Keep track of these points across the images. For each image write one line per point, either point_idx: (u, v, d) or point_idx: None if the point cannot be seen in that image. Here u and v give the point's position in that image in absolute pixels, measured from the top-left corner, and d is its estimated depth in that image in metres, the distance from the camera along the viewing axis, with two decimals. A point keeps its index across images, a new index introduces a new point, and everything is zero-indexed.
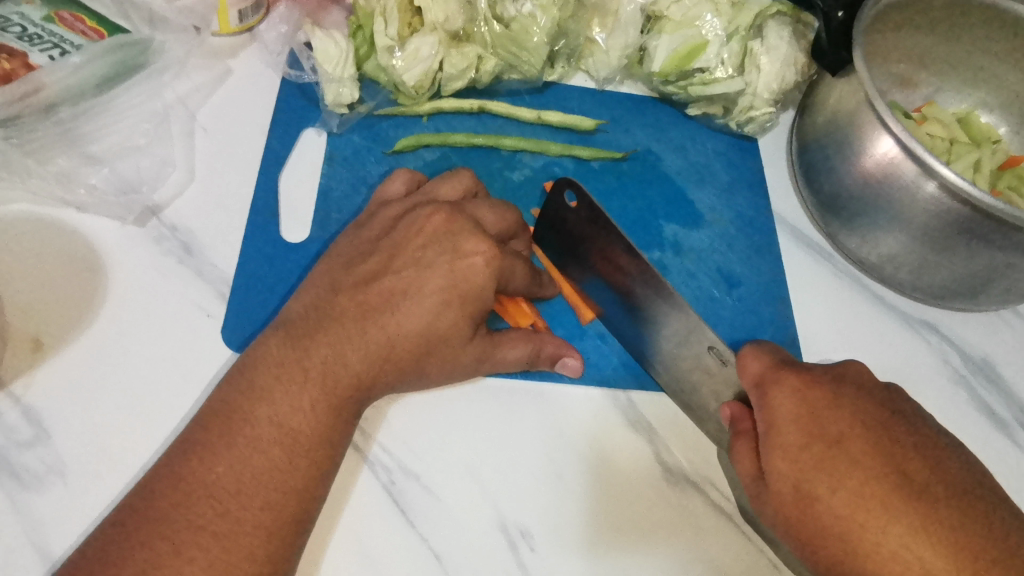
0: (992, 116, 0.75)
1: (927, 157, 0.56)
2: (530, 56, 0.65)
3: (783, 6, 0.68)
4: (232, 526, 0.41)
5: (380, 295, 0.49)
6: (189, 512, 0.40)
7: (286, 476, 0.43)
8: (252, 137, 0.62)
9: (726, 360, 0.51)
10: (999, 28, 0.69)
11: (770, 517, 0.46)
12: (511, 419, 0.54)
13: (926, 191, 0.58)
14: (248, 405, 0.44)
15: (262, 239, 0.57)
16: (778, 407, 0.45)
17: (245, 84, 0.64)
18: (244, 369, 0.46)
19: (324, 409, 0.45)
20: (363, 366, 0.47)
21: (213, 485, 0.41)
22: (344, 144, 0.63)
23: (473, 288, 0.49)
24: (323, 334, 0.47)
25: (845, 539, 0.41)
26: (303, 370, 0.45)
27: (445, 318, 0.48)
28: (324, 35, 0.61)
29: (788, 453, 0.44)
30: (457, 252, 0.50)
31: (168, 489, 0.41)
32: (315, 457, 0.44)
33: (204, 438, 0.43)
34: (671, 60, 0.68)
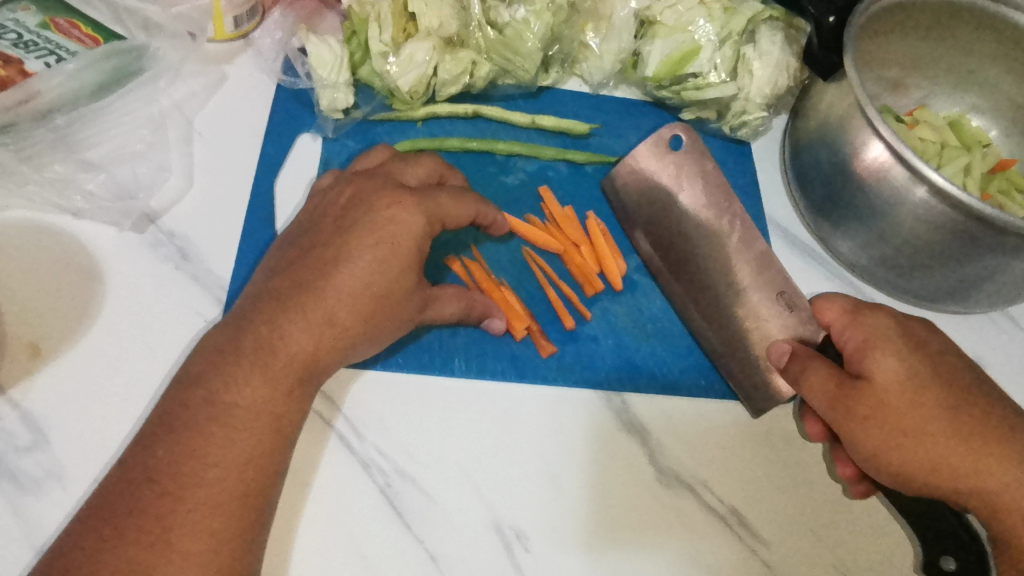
0: (984, 119, 0.76)
1: (914, 159, 0.57)
2: (524, 61, 0.65)
3: (776, 11, 0.68)
4: (175, 504, 0.41)
5: (313, 269, 0.49)
6: (165, 499, 0.41)
7: (229, 451, 0.43)
8: (248, 141, 0.62)
9: (790, 305, 0.59)
10: (990, 33, 0.70)
11: (857, 423, 0.49)
12: (487, 413, 0.55)
13: (915, 196, 0.58)
14: (203, 391, 0.44)
15: (258, 243, 0.57)
16: (884, 326, 0.52)
17: (241, 89, 0.64)
18: (197, 358, 0.47)
19: (260, 382, 0.45)
20: (305, 340, 0.47)
21: (155, 468, 0.42)
22: (339, 149, 0.63)
23: (402, 239, 0.50)
24: (262, 316, 0.47)
25: (958, 440, 0.47)
26: (240, 352, 0.46)
27: (382, 274, 0.49)
28: (318, 40, 0.61)
29: (903, 371, 0.49)
30: (376, 217, 0.50)
31: (142, 479, 0.41)
32: (258, 433, 0.44)
33: (166, 428, 0.43)
34: (665, 65, 0.68)
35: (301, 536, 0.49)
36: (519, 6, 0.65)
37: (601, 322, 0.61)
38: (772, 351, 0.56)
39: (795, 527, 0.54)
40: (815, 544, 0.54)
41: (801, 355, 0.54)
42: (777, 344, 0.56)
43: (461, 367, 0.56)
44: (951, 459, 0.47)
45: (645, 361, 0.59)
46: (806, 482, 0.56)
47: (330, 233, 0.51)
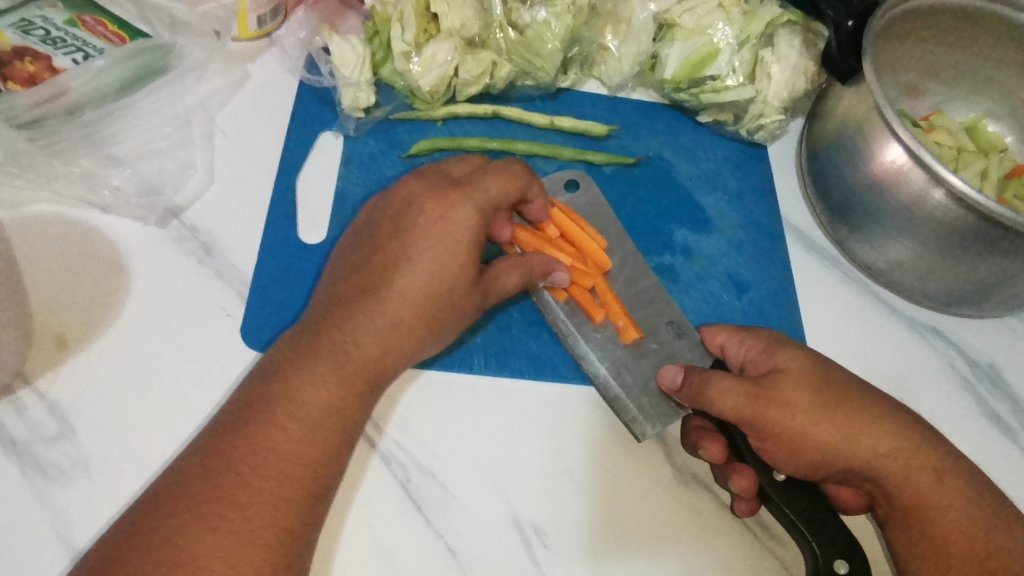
0: (999, 125, 0.76)
1: (935, 163, 0.57)
2: (543, 62, 0.66)
3: (794, 15, 0.68)
4: (249, 500, 0.41)
5: (380, 271, 0.49)
6: (241, 490, 0.41)
7: (301, 449, 0.43)
8: (270, 139, 0.63)
9: (679, 334, 0.60)
10: (1007, 39, 0.70)
11: (783, 408, 0.49)
12: (506, 412, 0.55)
13: (933, 199, 0.59)
14: (280, 391, 0.45)
15: (280, 239, 0.58)
16: (772, 334, 0.55)
17: (263, 88, 0.65)
18: (274, 358, 0.47)
19: (335, 382, 0.46)
20: (375, 343, 0.47)
21: (227, 459, 0.42)
22: (360, 148, 0.64)
23: (457, 238, 0.49)
24: (334, 319, 0.48)
25: (851, 422, 0.49)
26: (318, 356, 0.46)
27: (443, 277, 0.49)
28: (342, 40, 0.63)
29: (802, 359, 0.52)
30: (436, 221, 0.50)
31: (212, 467, 0.42)
32: (326, 434, 0.45)
33: (239, 421, 0.44)
34: (683, 67, 0.69)
35: (322, 530, 0.49)
36: (540, 8, 0.65)
37: None
38: (664, 377, 0.55)
39: None
40: None
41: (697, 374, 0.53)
42: (665, 371, 0.55)
43: (479, 364, 0.57)
44: (862, 433, 0.49)
45: None
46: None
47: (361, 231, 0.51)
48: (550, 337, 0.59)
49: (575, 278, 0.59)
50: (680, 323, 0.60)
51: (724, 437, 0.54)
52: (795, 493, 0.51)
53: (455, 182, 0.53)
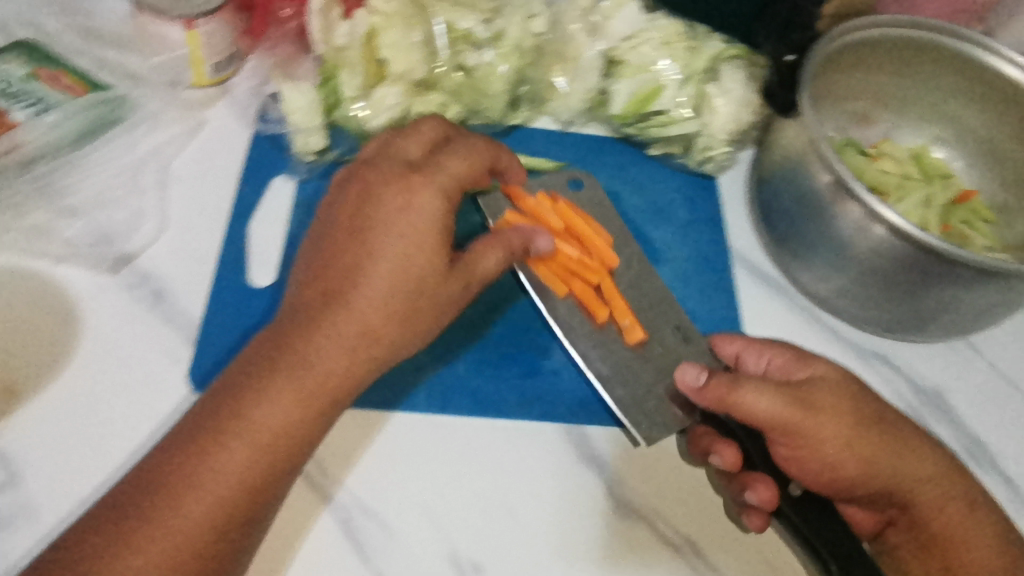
0: (947, 151, 0.78)
1: (871, 200, 0.58)
2: (489, 102, 0.68)
3: (737, 50, 0.70)
4: (176, 508, 0.43)
5: (337, 286, 0.50)
6: (183, 504, 0.43)
7: (250, 466, 0.45)
8: (223, 185, 0.64)
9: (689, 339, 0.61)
10: (951, 66, 0.72)
11: (815, 426, 0.51)
12: (455, 448, 0.57)
13: (874, 234, 0.60)
14: (239, 404, 0.46)
15: (229, 283, 0.60)
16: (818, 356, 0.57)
17: (218, 134, 0.67)
18: (237, 367, 0.48)
19: (292, 403, 0.46)
20: (331, 364, 0.48)
21: (175, 470, 0.44)
22: (311, 191, 0.66)
23: (417, 256, 0.50)
24: (297, 332, 0.49)
25: (898, 443, 0.52)
26: (280, 356, 0.48)
27: (397, 297, 0.50)
28: (291, 87, 0.65)
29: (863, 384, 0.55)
30: (395, 238, 0.51)
31: (161, 482, 0.44)
32: (276, 448, 0.46)
33: (197, 433, 0.45)
34: (631, 102, 0.70)
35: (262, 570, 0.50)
36: (486, 50, 0.67)
37: (562, 356, 0.62)
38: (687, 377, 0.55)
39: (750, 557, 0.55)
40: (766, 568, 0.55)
41: (720, 378, 0.53)
42: (688, 368, 0.55)
43: (423, 403, 0.58)
44: (908, 456, 0.52)
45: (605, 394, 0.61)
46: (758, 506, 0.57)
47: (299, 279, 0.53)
48: (493, 373, 0.60)
49: (580, 273, 0.62)
50: (687, 329, 0.62)
51: (731, 439, 0.56)
52: (811, 509, 0.52)
53: (414, 169, 0.54)
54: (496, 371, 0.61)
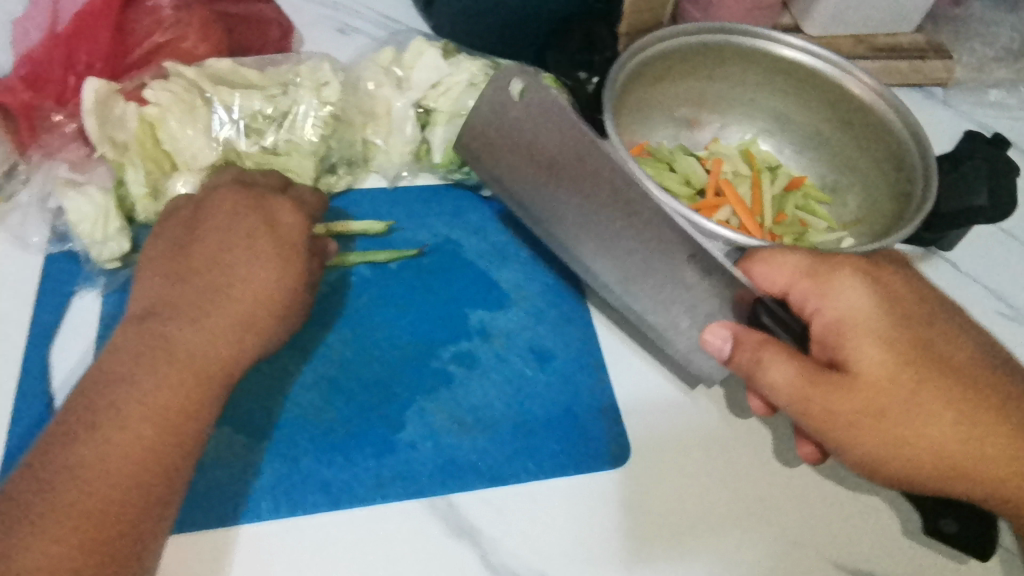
0: (773, 141, 0.79)
1: (700, 220, 0.57)
2: (299, 175, 0.65)
3: (545, 79, 0.70)
4: (126, 409, 0.46)
5: (154, 331, 0.50)
6: (50, 503, 0.43)
7: (107, 487, 0.44)
8: (17, 311, 0.59)
9: (707, 271, 0.52)
10: (754, 65, 0.74)
11: (910, 376, 0.47)
12: (413, 564, 0.52)
13: (714, 246, 0.59)
14: (78, 430, 0.45)
15: (32, 420, 0.54)
16: (775, 374, 0.48)
17: (6, 257, 0.61)
18: (88, 390, 0.48)
19: (201, 356, 0.50)
20: (167, 397, 0.48)
21: (63, 466, 0.44)
22: (117, 301, 0.60)
23: (251, 320, 0.52)
24: (121, 373, 0.48)
25: (879, 395, 0.47)
26: (96, 402, 0.46)
27: (176, 399, 0.48)
28: (76, 193, 0.60)
29: (914, 293, 0.51)
30: (178, 341, 0.50)
31: (32, 483, 0.44)
32: (140, 463, 0.45)
33: (66, 424, 0.46)
34: (449, 149, 0.70)
35: None
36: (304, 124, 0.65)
37: (418, 427, 0.58)
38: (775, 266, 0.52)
39: None
40: None
41: (751, 335, 0.50)
42: (716, 330, 0.52)
43: (268, 509, 0.53)
44: (910, 420, 0.47)
45: (470, 457, 0.57)
46: (769, 510, 0.58)
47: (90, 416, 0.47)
48: (343, 462, 0.55)
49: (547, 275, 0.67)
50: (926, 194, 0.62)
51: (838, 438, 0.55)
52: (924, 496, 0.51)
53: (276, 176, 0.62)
54: (347, 456, 0.56)
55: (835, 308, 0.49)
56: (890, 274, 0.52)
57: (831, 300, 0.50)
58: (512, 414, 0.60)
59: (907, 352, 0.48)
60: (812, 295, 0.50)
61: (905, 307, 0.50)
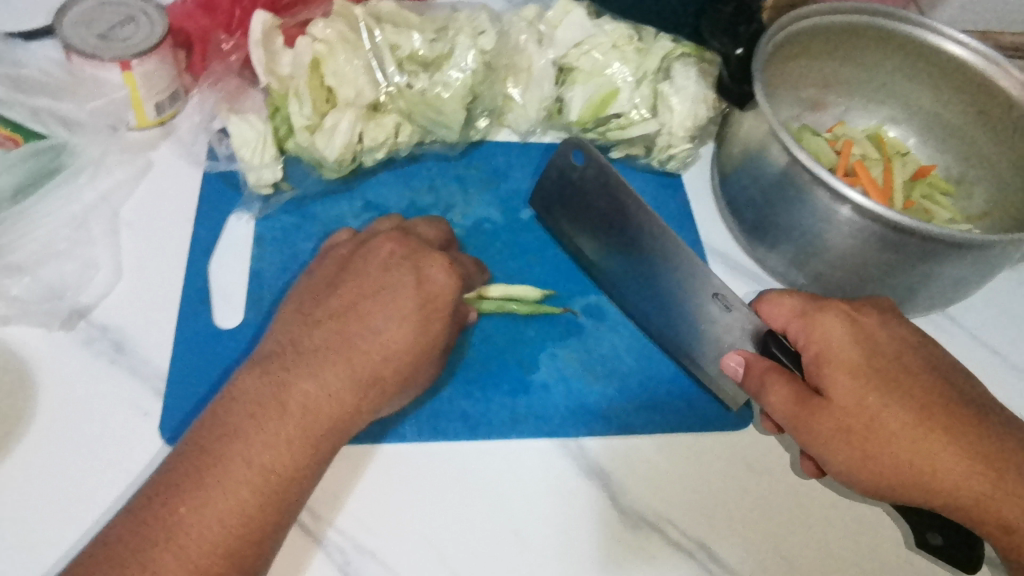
0: (900, 129, 0.79)
1: (835, 181, 0.58)
2: (447, 120, 0.66)
3: (687, 47, 0.71)
4: (189, 527, 0.42)
5: (277, 373, 0.49)
6: (160, 538, 0.42)
7: (218, 530, 0.43)
8: (179, 226, 0.62)
9: (729, 307, 0.55)
10: (894, 48, 0.74)
11: (886, 406, 0.48)
12: (545, 501, 0.54)
13: (841, 215, 0.60)
14: (194, 470, 0.44)
15: (195, 329, 0.57)
16: (772, 391, 0.51)
17: (167, 176, 0.64)
18: (210, 424, 0.47)
19: (251, 491, 0.44)
20: (285, 445, 0.46)
21: (180, 508, 0.43)
22: (272, 226, 0.64)
23: (375, 366, 0.50)
24: (238, 416, 0.47)
25: (855, 406, 0.48)
26: (216, 444, 0.45)
27: (295, 445, 0.46)
28: (239, 120, 0.62)
29: (901, 338, 0.52)
30: (306, 388, 0.48)
31: (147, 520, 0.43)
32: (257, 509, 0.44)
33: (184, 466, 0.45)
34: (587, 109, 0.71)
35: None
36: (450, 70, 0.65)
37: (551, 369, 0.60)
38: (777, 305, 0.54)
39: (764, 555, 0.54)
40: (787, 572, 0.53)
41: (762, 361, 0.52)
42: (732, 356, 0.54)
43: (411, 431, 0.55)
44: (878, 436, 0.48)
45: (601, 404, 0.59)
46: None
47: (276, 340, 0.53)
48: (481, 396, 0.58)
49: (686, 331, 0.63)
50: None
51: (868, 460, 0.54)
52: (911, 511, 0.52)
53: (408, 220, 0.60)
54: (485, 390, 0.58)
55: (819, 337, 0.51)
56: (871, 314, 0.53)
57: (814, 333, 0.51)
58: (638, 368, 0.61)
59: (873, 372, 0.49)
60: (801, 331, 0.52)
61: (875, 348, 0.51)
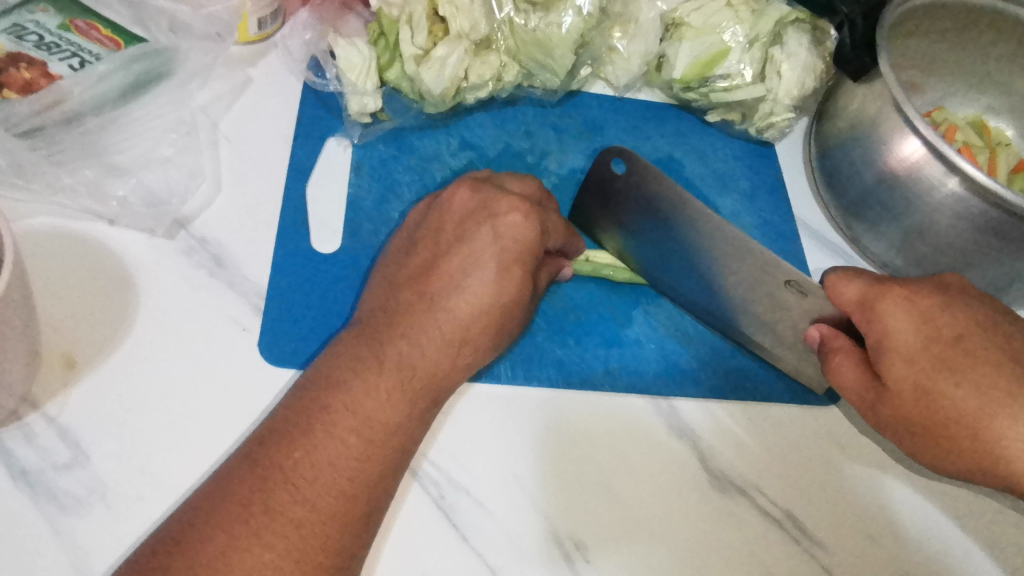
0: (1000, 120, 0.77)
1: (951, 153, 0.56)
2: (554, 64, 0.64)
3: (802, 13, 0.68)
4: (298, 492, 0.40)
5: (372, 337, 0.47)
6: (267, 496, 0.40)
7: (328, 494, 0.41)
8: (277, 144, 0.60)
9: (804, 291, 0.55)
10: (1007, 35, 0.71)
11: (950, 399, 0.47)
12: (638, 456, 0.53)
13: (947, 189, 0.59)
14: (299, 434, 0.42)
15: (295, 251, 0.56)
16: (841, 374, 0.51)
17: (267, 93, 0.63)
18: (308, 388, 0.45)
19: (358, 442, 0.43)
20: (384, 407, 0.44)
21: (288, 470, 0.41)
22: (370, 153, 0.62)
23: (466, 326, 0.47)
24: (333, 380, 0.45)
25: (920, 389, 0.48)
26: (319, 410, 0.43)
27: (393, 406, 0.44)
28: (347, 44, 0.60)
29: (973, 318, 0.50)
30: (398, 352, 0.46)
31: (249, 478, 0.41)
32: (367, 473, 0.43)
33: (284, 429, 0.43)
34: (693, 67, 0.69)
35: (382, 544, 0.47)
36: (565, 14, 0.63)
37: (643, 326, 0.59)
38: (841, 290, 0.51)
39: (851, 531, 0.53)
40: (874, 550, 0.53)
41: (839, 337, 0.52)
42: (811, 330, 0.54)
43: (506, 373, 0.55)
44: (938, 419, 0.47)
45: (693, 366, 0.58)
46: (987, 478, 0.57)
47: (383, 275, 0.51)
48: (576, 344, 0.57)
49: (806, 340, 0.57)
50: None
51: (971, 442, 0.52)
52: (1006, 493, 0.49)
53: (488, 178, 0.56)
54: (579, 340, 0.58)
55: (879, 325, 0.49)
56: (930, 294, 0.50)
57: (875, 319, 0.50)
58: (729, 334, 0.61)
59: (937, 353, 0.48)
60: (863, 318, 0.51)
61: (941, 334, 0.49)
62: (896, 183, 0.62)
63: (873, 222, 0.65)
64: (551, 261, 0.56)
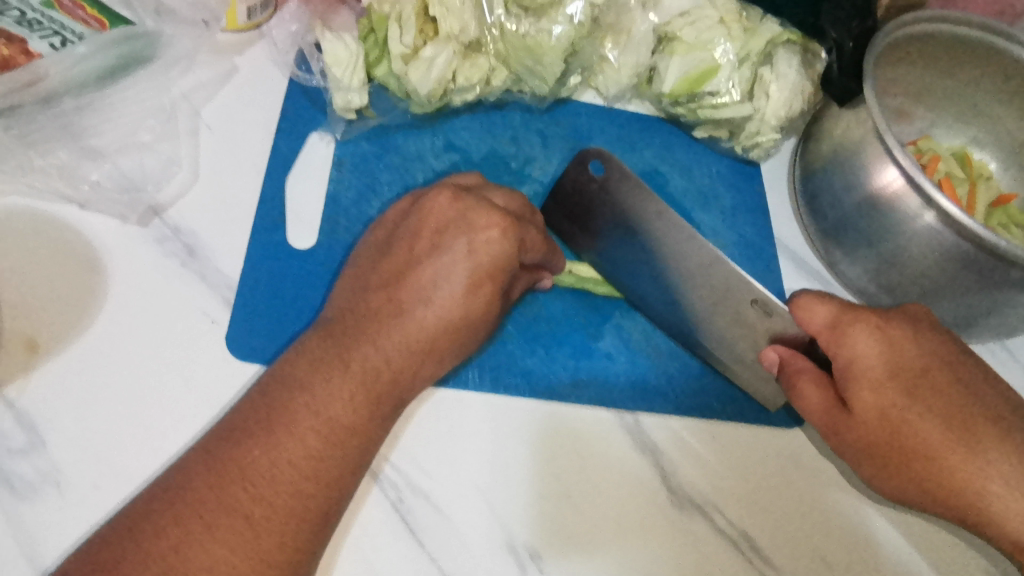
0: (984, 152, 0.77)
1: (928, 186, 0.57)
2: (543, 71, 0.64)
3: (794, 34, 0.68)
4: (253, 489, 0.40)
5: (339, 339, 0.47)
6: (224, 492, 0.40)
7: (285, 493, 0.41)
8: (258, 136, 0.60)
9: (769, 313, 0.53)
10: (996, 68, 0.71)
11: (917, 430, 0.48)
12: (599, 470, 0.54)
13: (924, 221, 0.59)
14: (260, 430, 0.42)
15: (270, 244, 0.55)
16: (804, 397, 0.51)
17: (252, 83, 0.62)
18: (271, 386, 0.45)
19: (318, 441, 0.43)
20: (346, 410, 0.44)
21: (246, 465, 0.41)
22: (353, 150, 0.62)
23: (435, 335, 0.48)
24: (295, 381, 0.45)
25: (884, 416, 0.48)
26: (279, 408, 0.43)
27: (354, 408, 0.44)
28: (333, 38, 0.58)
29: (935, 353, 0.50)
30: (363, 354, 0.46)
31: (205, 472, 0.41)
32: (326, 473, 0.42)
33: (243, 425, 0.43)
34: (682, 82, 0.69)
35: (340, 546, 0.47)
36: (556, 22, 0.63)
37: (615, 339, 0.60)
38: (812, 315, 0.50)
39: (805, 554, 0.54)
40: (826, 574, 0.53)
41: (797, 360, 0.52)
42: (767, 351, 0.54)
43: (474, 378, 0.55)
44: (907, 444, 0.48)
45: (660, 382, 0.59)
46: None
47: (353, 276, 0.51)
48: (546, 355, 0.57)
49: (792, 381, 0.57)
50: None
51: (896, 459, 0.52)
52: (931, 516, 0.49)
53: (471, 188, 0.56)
54: (549, 350, 0.58)
55: (847, 351, 0.49)
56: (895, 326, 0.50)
57: (840, 344, 0.49)
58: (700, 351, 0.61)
59: (910, 385, 0.48)
60: (831, 343, 0.50)
61: (907, 366, 0.49)
62: (875, 212, 0.62)
63: (851, 249, 0.65)
64: (530, 274, 0.56)
